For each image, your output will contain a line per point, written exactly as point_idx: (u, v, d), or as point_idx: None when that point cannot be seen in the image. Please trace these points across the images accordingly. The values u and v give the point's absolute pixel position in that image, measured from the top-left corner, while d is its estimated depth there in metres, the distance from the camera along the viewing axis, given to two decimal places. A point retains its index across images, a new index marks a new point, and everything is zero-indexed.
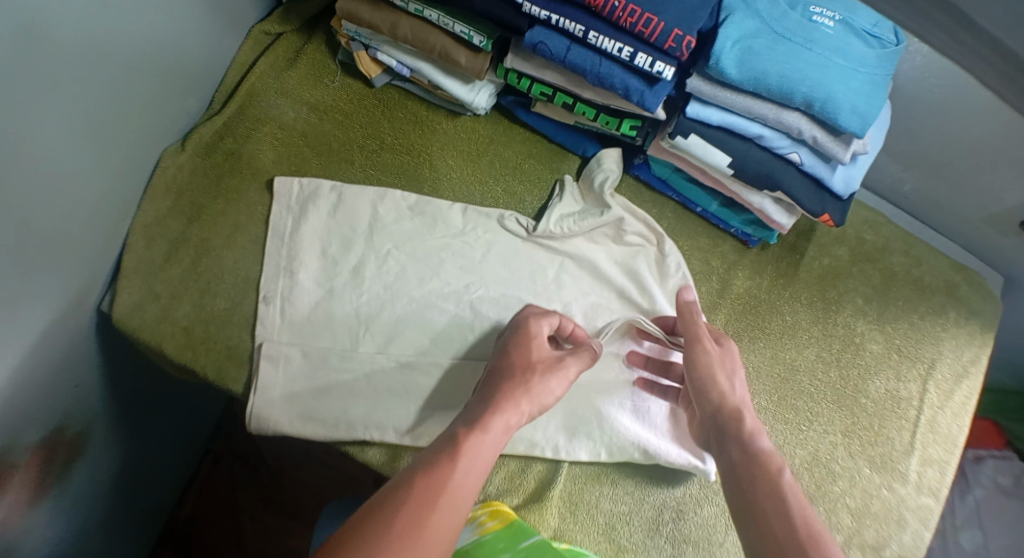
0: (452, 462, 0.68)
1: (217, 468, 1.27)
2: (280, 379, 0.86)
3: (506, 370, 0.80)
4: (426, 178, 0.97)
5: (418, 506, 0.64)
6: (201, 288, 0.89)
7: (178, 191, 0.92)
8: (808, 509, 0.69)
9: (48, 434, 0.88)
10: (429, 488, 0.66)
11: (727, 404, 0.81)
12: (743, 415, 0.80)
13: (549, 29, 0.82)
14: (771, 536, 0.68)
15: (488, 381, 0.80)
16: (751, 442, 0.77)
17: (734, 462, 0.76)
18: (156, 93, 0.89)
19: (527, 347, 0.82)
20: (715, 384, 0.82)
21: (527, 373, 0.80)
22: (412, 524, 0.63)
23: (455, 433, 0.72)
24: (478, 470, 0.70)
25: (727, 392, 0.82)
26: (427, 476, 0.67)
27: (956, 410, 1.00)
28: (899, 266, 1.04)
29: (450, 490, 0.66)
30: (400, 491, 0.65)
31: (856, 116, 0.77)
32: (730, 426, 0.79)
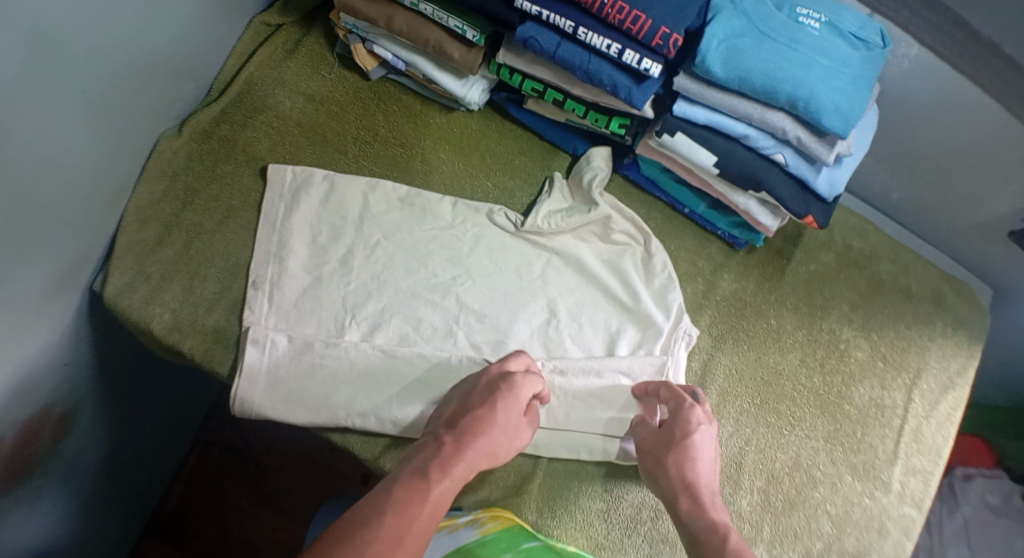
0: (413, 509, 0.70)
1: (204, 457, 1.27)
2: (263, 364, 0.87)
3: (487, 419, 0.79)
4: (418, 171, 0.98)
5: (386, 551, 0.65)
6: (191, 271, 0.91)
7: (173, 175, 0.94)
8: None
9: (38, 409, 0.90)
10: (388, 534, 0.66)
11: (669, 485, 0.82)
12: (684, 494, 0.80)
13: (540, 25, 0.84)
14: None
15: (463, 423, 0.79)
16: (700, 518, 0.78)
17: (694, 543, 0.77)
18: (155, 77, 0.91)
19: (514, 400, 0.81)
20: (653, 467, 0.84)
21: (505, 427, 0.80)
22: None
23: (423, 472, 0.74)
24: (432, 519, 0.70)
25: (674, 467, 0.82)
26: (386, 521, 0.68)
27: (942, 420, 1.00)
28: (886, 274, 1.04)
29: (418, 534, 0.68)
30: (371, 527, 0.67)
31: (838, 116, 0.79)
32: (681, 503, 0.80)
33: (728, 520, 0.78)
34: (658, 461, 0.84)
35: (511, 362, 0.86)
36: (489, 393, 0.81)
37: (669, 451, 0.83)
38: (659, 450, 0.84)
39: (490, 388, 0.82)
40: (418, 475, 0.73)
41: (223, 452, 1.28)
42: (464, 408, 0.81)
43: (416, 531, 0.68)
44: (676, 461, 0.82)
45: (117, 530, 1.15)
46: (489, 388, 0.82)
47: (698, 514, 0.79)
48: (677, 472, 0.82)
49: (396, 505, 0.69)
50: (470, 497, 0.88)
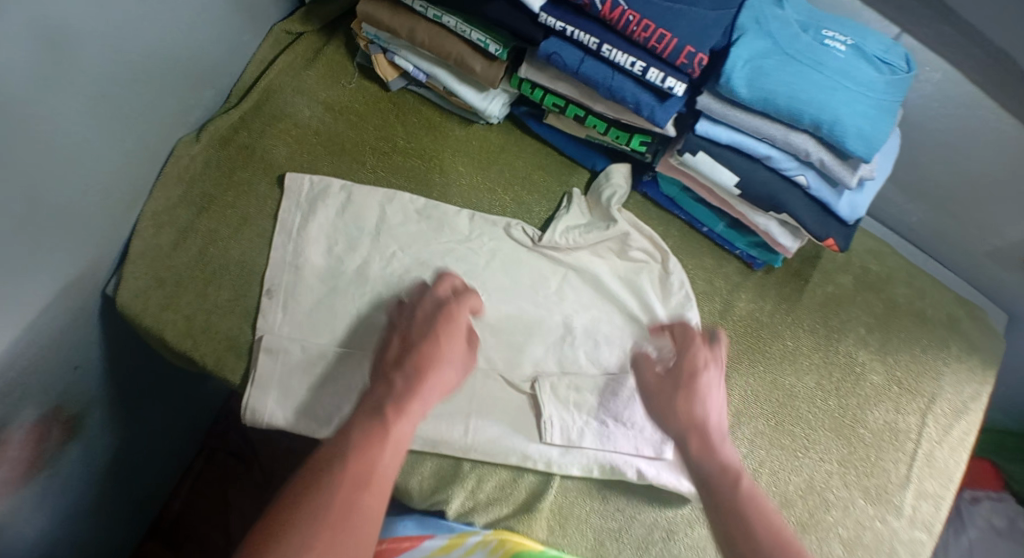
0: (375, 453, 0.71)
1: (211, 463, 1.27)
2: (277, 373, 0.86)
3: (429, 352, 0.78)
4: (436, 183, 0.97)
5: (353, 494, 0.69)
6: (206, 278, 0.90)
7: (190, 181, 0.94)
8: (772, 516, 0.73)
9: (47, 410, 0.89)
10: (356, 479, 0.69)
11: (676, 425, 0.81)
12: (693, 434, 0.80)
13: (564, 40, 0.84)
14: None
15: (406, 358, 0.78)
16: (710, 458, 0.79)
17: (704, 481, 0.78)
18: (174, 81, 0.90)
19: (454, 330, 0.81)
20: (661, 407, 0.83)
21: (448, 355, 0.79)
22: (343, 514, 0.67)
23: (379, 411, 0.74)
24: (394, 457, 0.72)
25: (689, 405, 0.81)
26: (349, 466, 0.70)
27: (954, 445, 0.99)
28: (903, 298, 1.04)
29: (377, 478, 0.70)
30: (331, 479, 0.69)
31: (862, 140, 0.79)
32: (692, 440, 0.80)
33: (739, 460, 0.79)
34: (667, 401, 0.82)
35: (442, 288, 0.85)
36: (430, 325, 0.81)
37: (680, 388, 0.82)
38: (668, 385, 0.83)
39: (429, 320, 0.81)
40: (375, 415, 0.74)
41: (227, 456, 1.28)
42: (407, 341, 0.80)
43: (377, 475, 0.71)
44: (688, 400, 0.81)
45: (120, 534, 1.14)
46: (429, 319, 0.81)
47: (706, 456, 0.79)
48: (682, 412, 0.81)
49: (355, 452, 0.71)
50: (481, 515, 0.87)
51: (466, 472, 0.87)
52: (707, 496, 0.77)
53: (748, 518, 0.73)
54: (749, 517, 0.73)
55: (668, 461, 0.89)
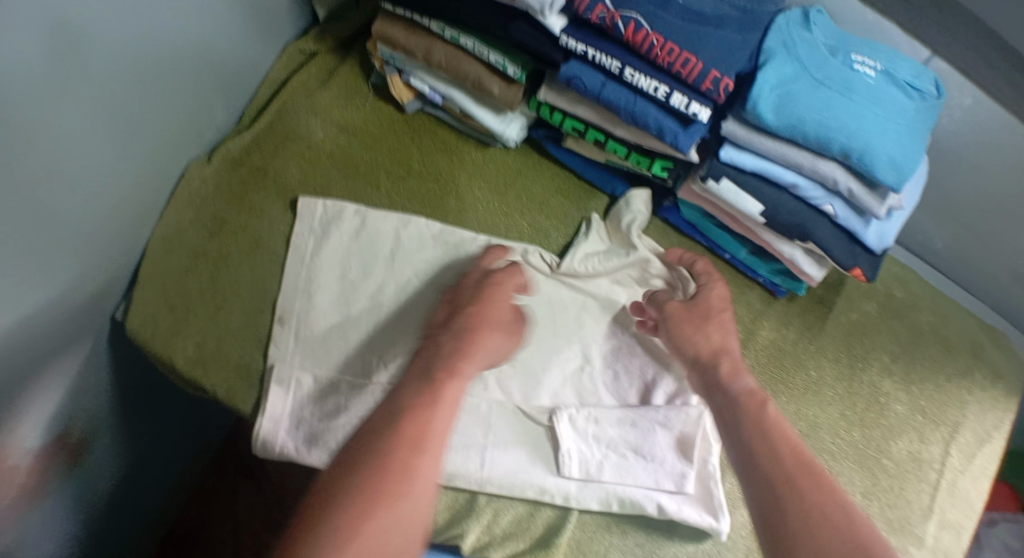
0: (430, 408, 0.72)
1: (221, 478, 1.24)
2: (288, 404, 0.84)
3: (480, 319, 0.83)
4: (452, 207, 0.95)
5: (412, 449, 0.68)
6: (217, 303, 0.88)
7: (201, 203, 0.91)
8: (794, 438, 0.73)
9: (53, 436, 0.87)
10: (414, 433, 0.70)
11: (703, 351, 0.84)
12: (721, 359, 0.82)
13: (585, 64, 0.81)
14: (762, 476, 0.70)
15: (455, 322, 0.82)
16: (731, 385, 0.80)
17: (718, 410, 0.79)
18: (186, 101, 0.88)
19: (501, 293, 0.86)
20: (689, 333, 0.85)
21: (496, 325, 0.83)
22: (407, 472, 0.67)
23: (432, 375, 0.76)
24: (449, 415, 0.73)
25: (703, 339, 0.84)
26: (407, 421, 0.71)
27: (977, 474, 0.97)
28: (927, 324, 1.01)
29: (437, 432, 0.71)
30: (394, 436, 0.69)
31: (893, 169, 0.77)
32: (711, 373, 0.82)
33: (760, 388, 0.80)
34: (694, 327, 0.85)
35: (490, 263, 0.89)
36: (477, 290, 0.86)
37: (697, 324, 0.85)
38: (682, 322, 0.86)
39: (477, 286, 0.86)
40: (428, 374, 0.76)
41: (238, 475, 1.25)
42: (456, 308, 0.84)
43: (435, 429, 0.71)
44: (704, 336, 0.85)
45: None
46: (477, 285, 0.86)
47: (734, 378, 0.80)
48: (710, 343, 0.84)
49: (411, 409, 0.72)
50: (496, 550, 0.84)
51: (482, 505, 0.85)
52: (722, 422, 0.78)
53: (768, 434, 0.73)
54: (773, 434, 0.73)
55: (691, 496, 0.87)
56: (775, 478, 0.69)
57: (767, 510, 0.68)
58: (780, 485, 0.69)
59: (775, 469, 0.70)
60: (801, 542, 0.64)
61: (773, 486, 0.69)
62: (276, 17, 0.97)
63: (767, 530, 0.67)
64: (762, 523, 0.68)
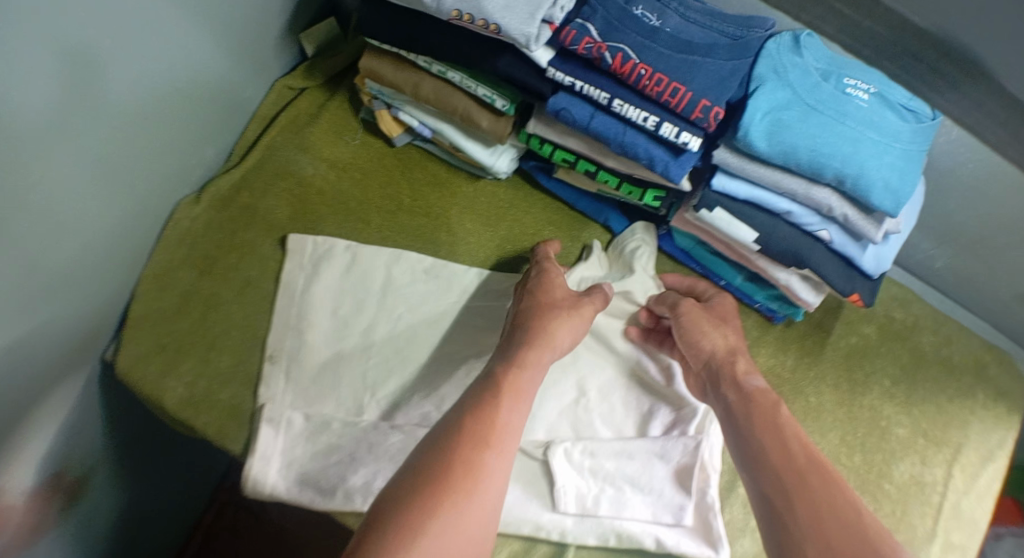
0: (495, 403, 0.70)
1: (220, 516, 1.23)
2: (280, 445, 0.83)
3: (546, 301, 0.83)
4: (443, 241, 0.94)
5: (482, 445, 0.66)
6: (208, 343, 0.87)
7: (191, 242, 0.91)
8: (805, 436, 0.71)
9: (46, 479, 0.85)
10: (481, 430, 0.67)
11: (718, 349, 0.84)
12: (738, 358, 0.82)
13: (573, 95, 0.80)
14: (773, 473, 0.68)
15: (521, 316, 0.82)
16: (746, 382, 0.79)
17: (727, 409, 0.77)
18: (173, 140, 0.87)
19: (556, 277, 0.86)
20: (705, 328, 0.86)
21: (564, 303, 0.84)
22: (473, 468, 0.64)
23: (495, 372, 0.74)
24: (519, 410, 0.71)
25: (718, 337, 0.85)
26: (474, 420, 0.68)
27: (981, 494, 0.94)
28: (929, 346, 1.00)
29: (501, 431, 0.68)
30: (465, 436, 0.66)
31: (889, 194, 0.75)
32: (722, 372, 0.81)
33: (771, 391, 0.78)
34: (710, 325, 0.86)
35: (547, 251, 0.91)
36: (540, 278, 0.86)
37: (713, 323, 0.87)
38: (698, 319, 0.87)
39: (539, 273, 0.87)
40: (491, 374, 0.74)
41: (238, 510, 1.23)
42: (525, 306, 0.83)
43: (496, 427, 0.68)
44: (716, 336, 0.85)
45: None
46: (539, 272, 0.87)
47: (750, 375, 0.80)
48: (723, 341, 0.85)
49: (473, 406, 0.69)
50: None
51: None
52: (731, 422, 0.76)
53: (780, 434, 0.71)
54: (786, 433, 0.71)
55: (689, 528, 0.85)
56: (785, 476, 0.67)
57: (775, 510, 0.65)
58: (790, 484, 0.66)
59: (787, 467, 0.68)
60: (812, 542, 0.62)
61: (783, 484, 0.67)
62: (266, 52, 0.97)
63: (776, 530, 0.64)
64: (770, 524, 0.65)
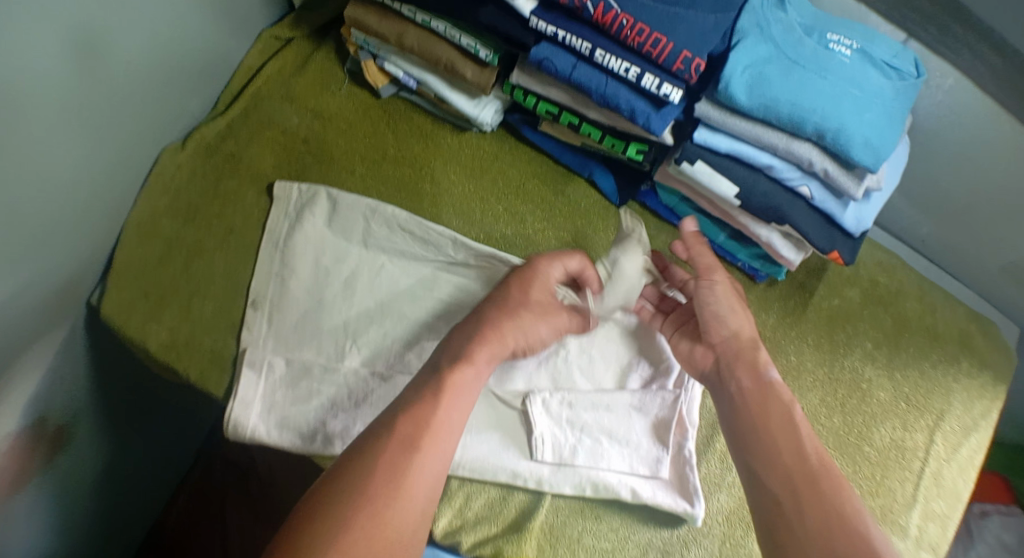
0: (434, 402, 0.73)
1: (208, 473, 1.25)
2: (261, 388, 0.85)
3: (517, 314, 0.83)
4: (427, 193, 0.95)
5: (410, 453, 0.68)
6: (190, 289, 0.89)
7: (175, 190, 0.92)
8: (816, 441, 0.74)
9: (30, 423, 0.88)
10: (414, 433, 0.70)
11: (746, 335, 0.82)
12: (759, 347, 0.81)
13: (555, 46, 0.81)
14: (784, 471, 0.71)
15: (478, 314, 0.84)
16: (764, 374, 0.79)
17: (740, 394, 0.78)
18: (159, 87, 0.88)
19: (541, 282, 0.86)
20: (737, 310, 0.83)
21: (538, 314, 0.85)
22: (395, 468, 0.67)
23: (440, 368, 0.76)
24: (461, 408, 0.74)
25: (740, 321, 0.82)
26: (409, 420, 0.71)
27: (963, 464, 0.95)
28: (912, 312, 1.00)
29: (434, 430, 0.71)
30: (398, 444, 0.69)
31: (869, 149, 0.76)
32: (741, 356, 0.80)
33: (784, 385, 0.79)
34: (735, 310, 0.83)
35: (559, 264, 0.87)
36: (525, 288, 0.85)
37: (737, 308, 0.83)
38: (722, 296, 0.83)
39: (535, 283, 0.86)
40: (438, 371, 0.76)
41: (226, 467, 1.25)
42: (489, 309, 0.84)
43: (430, 426, 0.71)
44: (739, 318, 0.83)
45: (117, 543, 1.13)
46: (532, 282, 0.85)
47: (766, 367, 0.79)
48: (746, 329, 0.82)
49: (413, 411, 0.72)
50: (468, 534, 0.84)
51: (454, 490, 0.86)
52: (738, 412, 0.77)
53: (793, 431, 0.74)
54: (798, 431, 0.74)
55: (666, 482, 0.87)
56: (796, 475, 0.70)
57: (783, 511, 0.69)
58: (799, 486, 0.70)
59: (799, 469, 0.71)
60: (812, 545, 0.66)
61: (794, 485, 0.70)
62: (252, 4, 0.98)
63: (775, 535, 0.68)
64: (771, 519, 0.69)
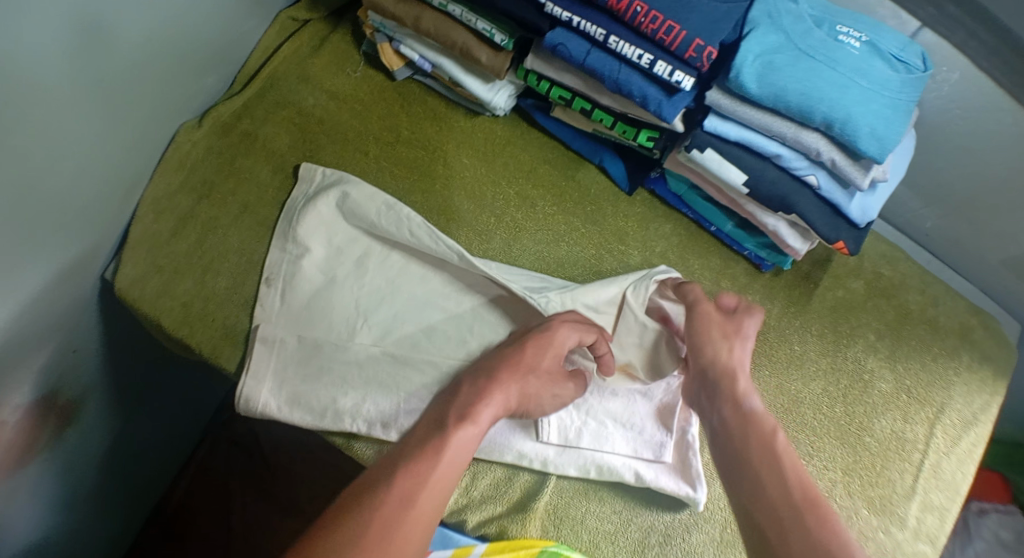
0: (428, 457, 0.69)
1: (213, 452, 1.25)
2: (271, 363, 0.86)
3: (525, 384, 0.79)
4: (439, 175, 0.96)
5: (401, 506, 0.66)
6: (204, 265, 0.90)
7: (192, 167, 0.93)
8: (800, 467, 0.72)
9: (42, 395, 0.89)
10: (407, 485, 0.67)
11: (723, 363, 0.81)
12: (738, 377, 0.80)
13: (570, 31, 0.82)
14: (769, 509, 0.69)
15: (484, 369, 0.80)
16: (744, 405, 0.78)
17: (722, 427, 0.78)
18: (175, 66, 0.89)
19: (550, 346, 0.81)
20: (717, 340, 0.83)
21: (543, 383, 0.81)
22: (388, 526, 0.64)
23: (445, 422, 0.73)
24: (457, 463, 0.71)
25: (722, 349, 0.82)
26: (402, 472, 0.68)
27: (963, 457, 0.96)
28: (915, 305, 1.01)
29: (429, 481, 0.68)
30: (381, 491, 0.66)
31: (875, 140, 0.76)
32: (721, 386, 0.80)
33: (769, 413, 0.78)
34: (720, 338, 0.83)
35: (576, 337, 0.83)
36: (535, 352, 0.81)
37: (723, 337, 0.83)
38: (708, 326, 0.84)
39: (543, 349, 0.81)
40: (439, 428, 0.73)
41: (231, 447, 1.26)
42: (495, 364, 0.80)
43: (424, 468, 0.69)
44: (722, 347, 0.82)
45: (122, 520, 1.14)
46: (540, 346, 0.81)
47: (749, 397, 0.79)
48: (731, 358, 0.81)
49: (404, 460, 0.69)
50: (474, 513, 0.86)
51: None
52: (725, 445, 0.76)
53: (777, 465, 0.72)
54: (780, 461, 0.72)
55: (668, 466, 0.87)
56: (783, 512, 0.69)
57: (771, 544, 0.68)
58: (786, 520, 0.68)
59: (784, 501, 0.69)
60: None
61: (782, 522, 0.68)
62: None
63: None
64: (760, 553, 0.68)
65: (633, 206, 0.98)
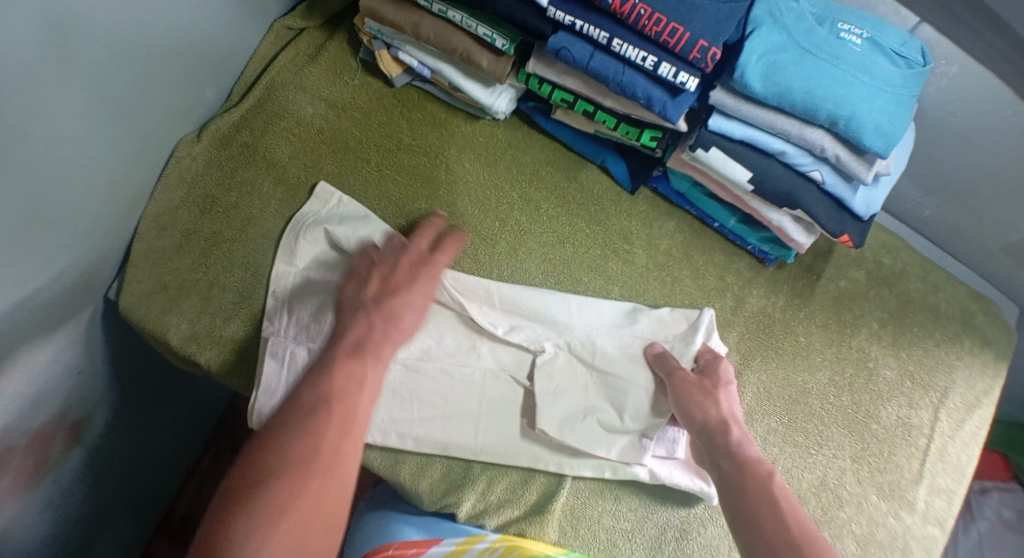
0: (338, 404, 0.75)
1: (217, 462, 1.25)
2: (283, 377, 0.86)
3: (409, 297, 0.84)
4: (443, 181, 0.96)
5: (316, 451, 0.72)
6: (210, 281, 0.89)
7: (192, 182, 0.92)
8: (798, 509, 0.73)
9: (51, 417, 0.88)
10: (318, 429, 0.73)
11: (712, 417, 0.83)
12: (730, 427, 0.82)
13: (573, 35, 0.81)
14: (767, 542, 0.71)
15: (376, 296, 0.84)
16: (739, 454, 0.80)
17: (723, 477, 0.78)
18: (174, 81, 0.89)
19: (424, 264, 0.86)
20: (698, 399, 0.84)
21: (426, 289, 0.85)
22: (306, 467, 0.70)
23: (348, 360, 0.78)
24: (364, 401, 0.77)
25: (710, 406, 0.84)
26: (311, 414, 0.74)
27: (967, 440, 0.98)
28: (916, 291, 1.02)
29: (340, 429, 0.74)
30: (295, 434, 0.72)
31: (879, 135, 0.77)
32: (717, 439, 0.81)
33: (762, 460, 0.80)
34: (706, 394, 0.85)
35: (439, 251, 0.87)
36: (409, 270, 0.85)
37: (708, 395, 0.84)
38: (688, 388, 0.84)
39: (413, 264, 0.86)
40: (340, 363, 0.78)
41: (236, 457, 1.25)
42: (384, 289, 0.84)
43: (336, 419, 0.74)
44: (710, 403, 0.84)
45: (131, 535, 1.13)
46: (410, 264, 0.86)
47: (743, 446, 0.81)
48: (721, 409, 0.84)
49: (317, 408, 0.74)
50: (492, 517, 0.86)
51: (477, 474, 0.86)
52: (726, 494, 0.77)
53: (775, 507, 0.74)
54: (778, 502, 0.74)
55: (681, 461, 0.88)
56: (778, 542, 0.70)
57: None
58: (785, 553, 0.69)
59: (783, 538, 0.71)
60: None
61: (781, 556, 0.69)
62: None
63: None
64: None
65: (636, 205, 0.98)
